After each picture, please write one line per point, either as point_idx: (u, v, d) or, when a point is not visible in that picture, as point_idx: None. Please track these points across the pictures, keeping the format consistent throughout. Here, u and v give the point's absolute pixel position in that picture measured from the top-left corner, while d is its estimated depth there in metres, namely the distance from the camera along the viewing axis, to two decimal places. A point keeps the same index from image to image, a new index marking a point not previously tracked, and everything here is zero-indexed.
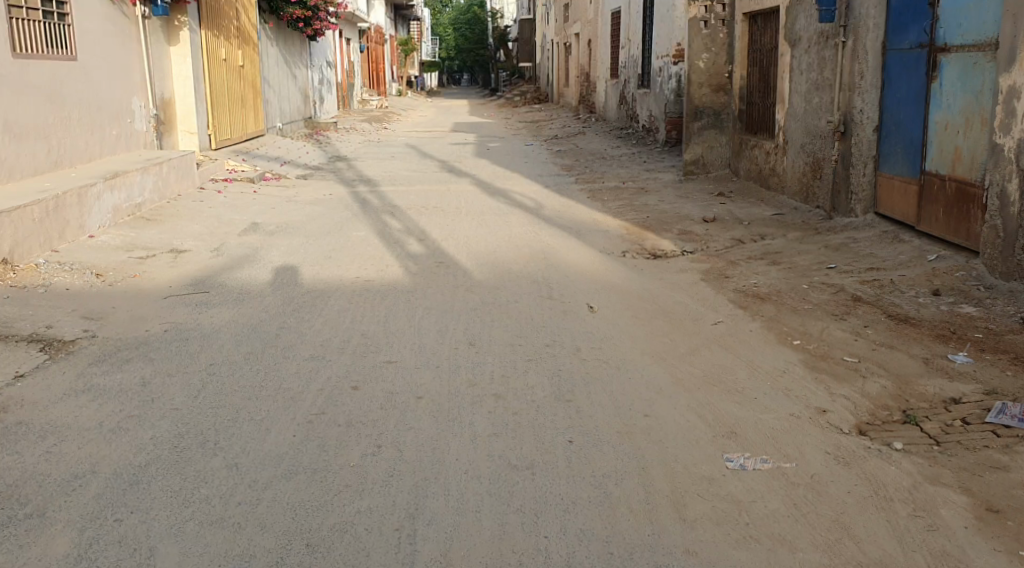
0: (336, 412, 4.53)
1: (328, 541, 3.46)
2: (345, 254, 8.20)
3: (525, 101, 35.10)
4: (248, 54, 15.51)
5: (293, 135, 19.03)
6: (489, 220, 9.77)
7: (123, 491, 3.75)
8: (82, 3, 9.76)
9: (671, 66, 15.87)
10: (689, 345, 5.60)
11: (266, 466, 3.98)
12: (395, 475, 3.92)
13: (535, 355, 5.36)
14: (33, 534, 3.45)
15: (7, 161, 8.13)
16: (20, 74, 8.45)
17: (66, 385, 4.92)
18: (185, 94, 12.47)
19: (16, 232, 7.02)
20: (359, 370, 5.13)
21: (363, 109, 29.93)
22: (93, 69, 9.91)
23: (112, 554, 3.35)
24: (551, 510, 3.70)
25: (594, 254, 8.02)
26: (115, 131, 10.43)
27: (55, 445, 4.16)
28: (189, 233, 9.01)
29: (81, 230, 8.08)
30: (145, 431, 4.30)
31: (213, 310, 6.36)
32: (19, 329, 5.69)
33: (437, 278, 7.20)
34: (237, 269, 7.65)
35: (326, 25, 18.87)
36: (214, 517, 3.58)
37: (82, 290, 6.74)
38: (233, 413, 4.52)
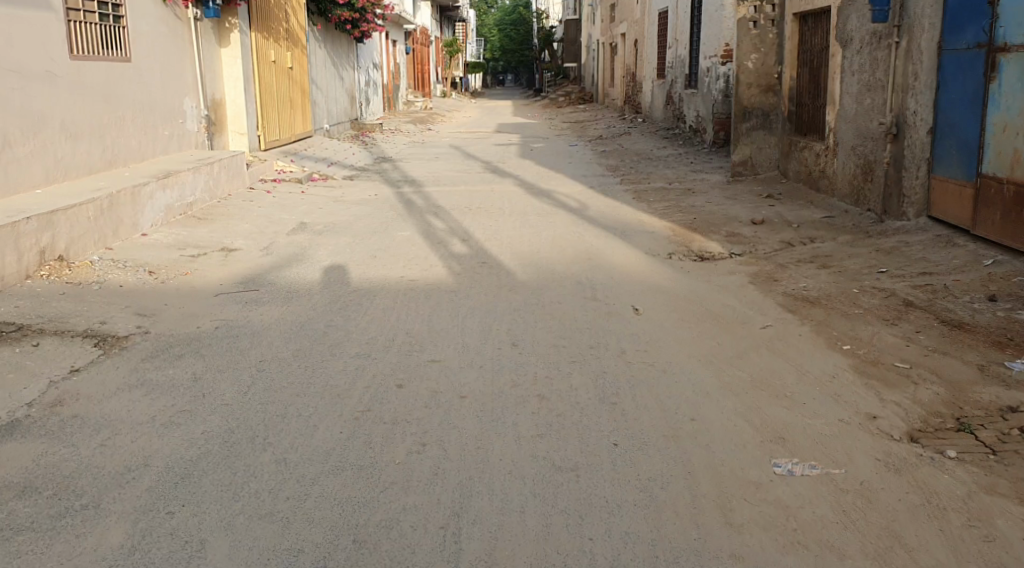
0: (381, 410, 4.56)
1: (375, 537, 3.48)
2: (392, 254, 8.26)
3: (569, 101, 35.09)
4: (296, 55, 15.70)
5: (338, 136, 19.20)
6: (535, 221, 9.77)
7: (175, 484, 3.81)
8: (136, 6, 9.91)
9: (719, 66, 15.79)
10: (737, 349, 5.54)
11: (314, 462, 4.01)
12: (440, 474, 3.93)
13: (580, 357, 5.34)
14: (89, 525, 3.50)
15: (64, 160, 8.34)
16: (76, 77, 8.62)
17: (121, 379, 5.01)
18: (236, 96, 12.68)
19: (72, 229, 7.18)
20: (404, 369, 5.14)
21: (410, 109, 30.15)
22: (146, 71, 10.09)
23: (163, 546, 3.39)
24: (597, 512, 3.68)
25: (641, 255, 7.99)
26: (166, 131, 10.63)
27: (109, 438, 4.24)
28: (239, 233, 9.12)
29: (134, 229, 8.24)
30: (198, 425, 4.38)
31: (263, 308, 6.44)
32: (75, 324, 5.82)
33: (482, 279, 7.20)
34: (285, 269, 7.72)
35: (372, 27, 19.11)
36: (264, 511, 3.62)
37: (135, 287, 6.86)
38: (282, 408, 4.57)
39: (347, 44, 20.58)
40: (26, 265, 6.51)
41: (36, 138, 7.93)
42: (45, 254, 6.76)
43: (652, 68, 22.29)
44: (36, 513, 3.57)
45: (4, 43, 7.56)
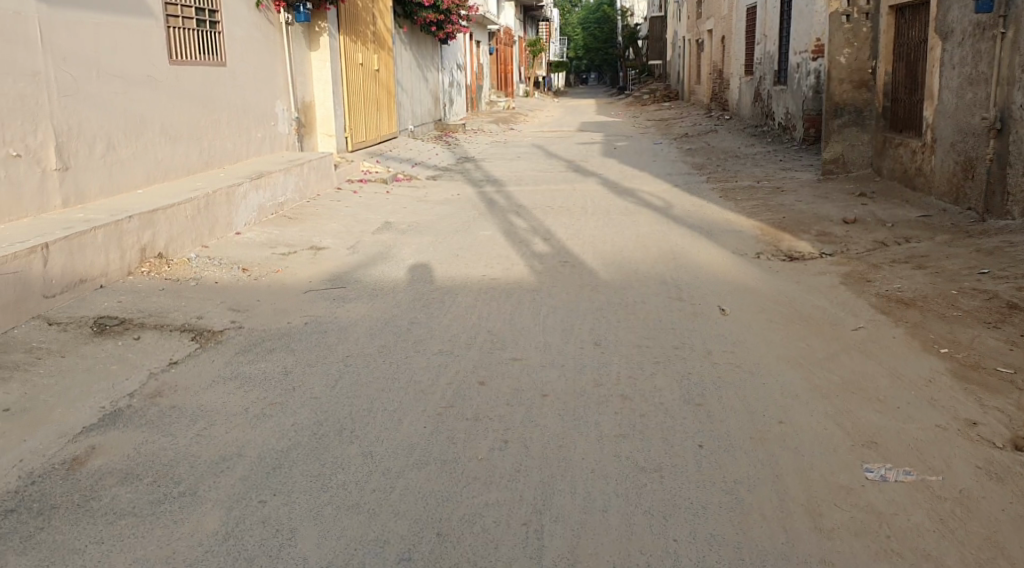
0: (464, 406, 4.60)
1: (459, 531, 3.52)
2: (475, 252, 8.33)
3: (653, 99, 34.81)
4: (383, 58, 15.95)
5: (423, 136, 19.43)
6: (618, 220, 9.71)
7: (266, 474, 3.91)
8: (231, 12, 10.21)
9: (810, 62, 15.46)
10: (827, 350, 5.42)
11: (399, 455, 4.07)
12: (523, 471, 3.95)
13: (665, 357, 5.30)
14: (185, 511, 3.62)
15: (163, 162, 8.64)
16: (175, 81, 8.92)
17: (215, 372, 5.18)
18: (325, 99, 12.96)
19: (171, 227, 7.44)
20: (487, 366, 5.17)
21: (493, 110, 30.32)
22: (240, 75, 10.38)
23: (256, 534, 3.48)
24: (682, 513, 3.65)
25: (727, 255, 7.88)
26: (259, 134, 10.93)
27: (205, 428, 4.39)
28: (327, 232, 9.32)
29: (228, 228, 8.50)
30: (287, 418, 4.49)
31: (349, 305, 6.56)
32: (173, 319, 6.03)
33: (565, 277, 7.21)
34: (371, 267, 7.86)
35: (457, 28, 19.29)
36: (350, 502, 3.69)
37: (229, 283, 7.07)
38: (368, 403, 4.65)
39: (432, 45, 20.81)
40: (128, 262, 6.77)
41: (137, 140, 8.23)
42: (145, 252, 7.02)
43: (740, 65, 21.95)
44: (136, 499, 3.71)
45: (109, 49, 7.86)
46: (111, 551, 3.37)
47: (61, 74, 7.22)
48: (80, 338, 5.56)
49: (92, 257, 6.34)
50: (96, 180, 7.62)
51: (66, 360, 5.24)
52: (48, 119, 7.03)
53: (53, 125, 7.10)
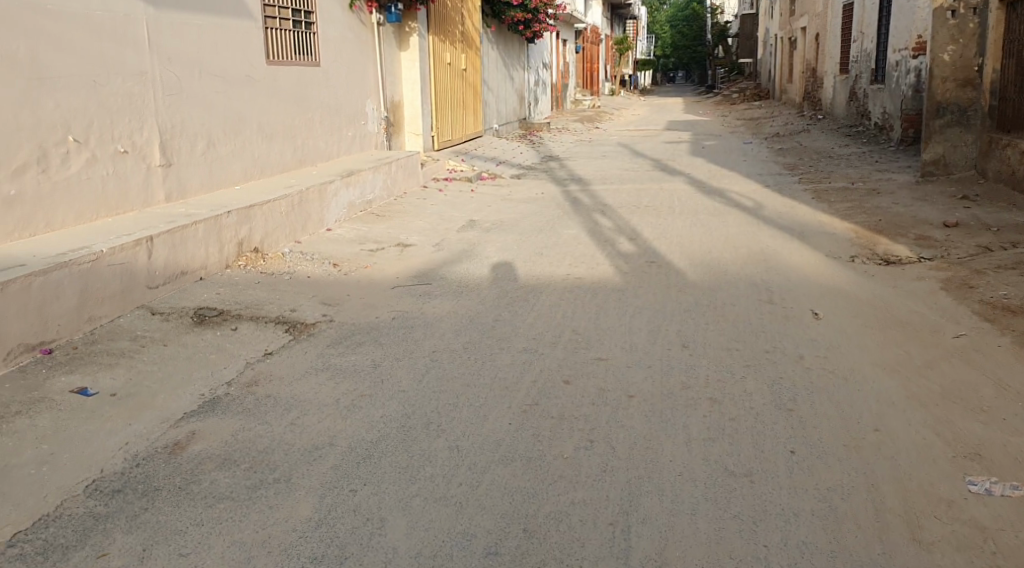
0: (549, 404, 4.61)
1: (545, 528, 3.53)
2: (561, 251, 8.33)
3: (743, 98, 34.25)
4: (470, 57, 16.07)
5: (508, 135, 19.51)
6: (706, 220, 9.59)
7: (356, 464, 3.99)
8: (326, 12, 10.42)
9: (910, 60, 15.00)
10: (925, 358, 5.26)
11: (485, 450, 4.11)
12: (609, 471, 3.94)
13: (755, 361, 5.21)
14: (280, 497, 3.72)
15: (259, 158, 8.88)
16: (271, 81, 9.15)
17: (307, 363, 5.30)
18: (413, 98, 13.13)
19: (267, 222, 7.65)
20: (572, 365, 5.17)
21: (578, 108, 30.25)
22: (333, 74, 10.59)
23: (347, 522, 3.56)
24: (773, 519, 3.59)
25: (818, 257, 7.71)
26: (350, 132, 11.13)
27: (298, 418, 4.50)
28: (414, 229, 9.44)
29: (320, 223, 8.70)
30: (376, 410, 4.57)
31: (435, 301, 6.64)
32: (267, 311, 6.19)
33: (651, 277, 7.15)
34: (457, 264, 7.93)
35: (544, 27, 19.30)
36: (438, 494, 3.74)
37: (321, 278, 7.23)
38: (454, 398, 4.70)
39: (518, 44, 20.88)
40: (226, 256, 6.98)
41: (235, 138, 8.48)
42: (242, 246, 7.23)
43: (835, 63, 21.44)
44: (234, 483, 3.83)
45: (211, 49, 8.09)
46: (210, 532, 3.49)
47: (166, 73, 7.47)
48: (181, 328, 5.76)
49: (193, 250, 6.55)
50: (196, 177, 7.87)
51: (168, 348, 5.44)
52: (153, 117, 7.29)
53: (157, 123, 7.36)
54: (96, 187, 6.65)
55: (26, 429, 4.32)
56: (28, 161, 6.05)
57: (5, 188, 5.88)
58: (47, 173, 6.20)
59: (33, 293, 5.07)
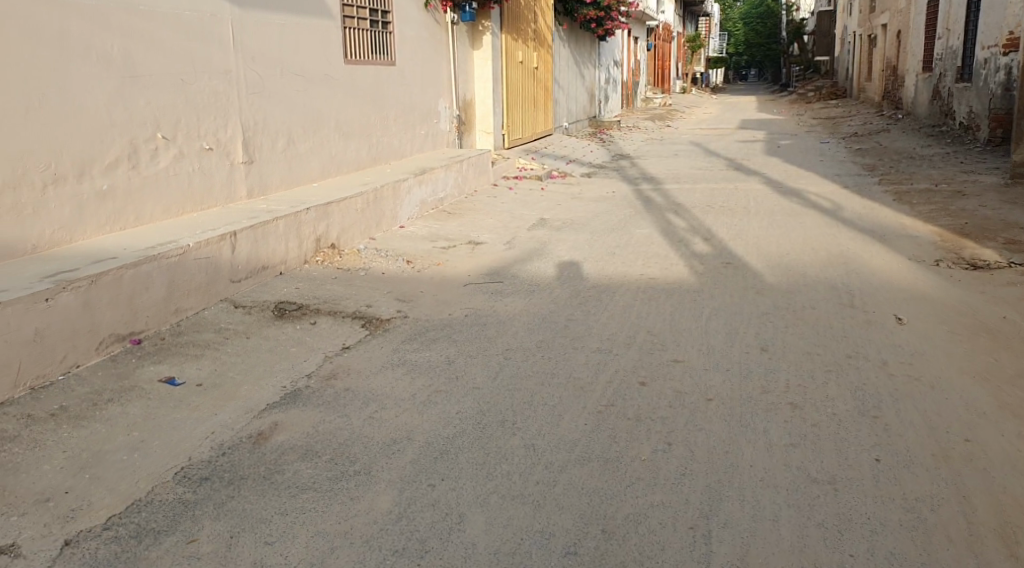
0: (626, 406, 4.60)
1: (624, 529, 3.53)
2: (633, 251, 8.29)
3: (819, 96, 33.59)
4: (542, 55, 16.08)
5: (578, 133, 19.47)
6: (782, 222, 9.45)
7: (434, 459, 4.04)
8: (402, 12, 10.53)
9: (1000, 58, 14.56)
10: (1016, 367, 5.11)
11: (562, 450, 4.12)
12: (688, 474, 3.92)
13: (836, 366, 5.12)
14: (361, 490, 3.79)
15: (335, 155, 9.03)
16: (349, 80, 9.29)
17: (384, 358, 5.38)
18: (485, 97, 13.21)
19: (343, 219, 7.78)
20: (647, 367, 5.15)
21: (649, 107, 30.04)
22: (408, 73, 10.70)
23: (426, 516, 3.61)
24: (858, 528, 3.54)
25: (900, 261, 7.54)
26: (423, 130, 11.24)
27: (376, 412, 4.57)
28: (485, 227, 9.50)
29: (393, 221, 8.82)
30: (452, 406, 4.62)
31: (508, 299, 6.68)
32: (344, 306, 6.30)
33: (726, 279, 7.08)
34: (528, 262, 7.96)
35: (616, 24, 19.21)
36: (516, 492, 3.77)
37: (395, 274, 7.32)
38: (529, 396, 4.72)
39: (590, 42, 20.81)
40: (305, 252, 7.12)
41: (313, 136, 8.63)
42: (320, 242, 7.36)
43: (918, 62, 20.90)
44: (316, 475, 3.91)
45: (292, 49, 8.25)
46: (294, 522, 3.57)
47: (250, 72, 7.65)
48: (262, 321, 5.89)
49: (274, 246, 6.70)
50: (276, 174, 8.04)
51: (250, 341, 5.58)
52: (237, 115, 7.47)
53: (241, 120, 7.54)
54: (182, 183, 6.84)
55: (117, 416, 4.48)
56: (120, 156, 6.25)
57: (98, 183, 6.08)
58: (137, 169, 6.40)
59: (126, 285, 5.23)
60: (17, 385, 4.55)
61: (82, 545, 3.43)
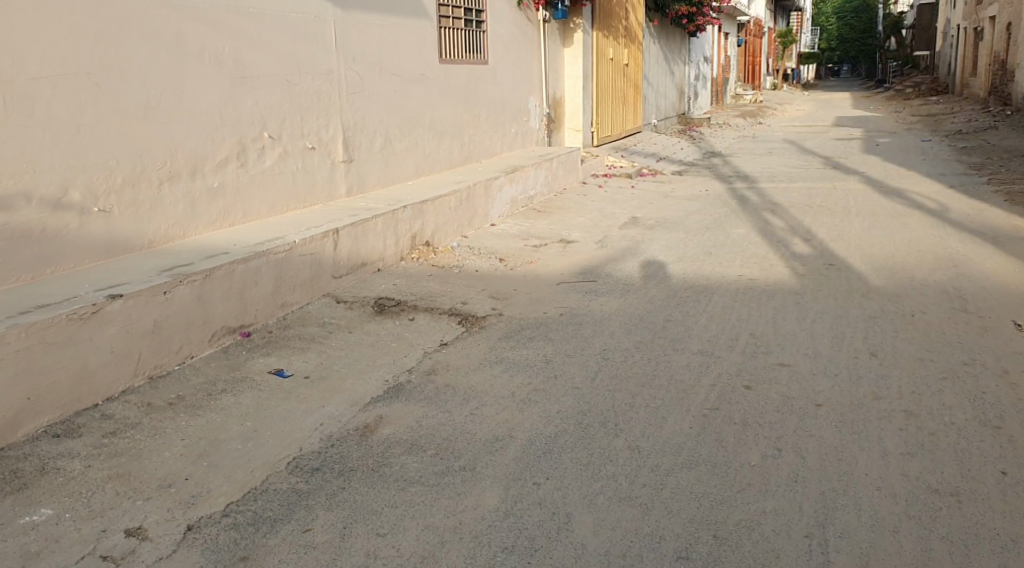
0: (731, 409, 4.55)
1: (736, 536, 3.50)
2: (729, 251, 8.18)
3: (918, 92, 32.56)
4: (633, 52, 15.98)
5: (667, 131, 19.29)
6: (885, 222, 9.20)
7: (538, 458, 4.07)
8: (496, 11, 10.59)
9: None
10: None
11: (667, 453, 4.10)
12: (801, 481, 3.86)
13: (951, 374, 4.97)
14: (468, 486, 3.84)
15: (429, 154, 9.15)
16: (443, 79, 9.39)
17: (482, 355, 5.43)
18: (575, 94, 13.20)
19: (437, 218, 7.88)
20: (752, 370, 5.08)
21: (739, 104, 29.58)
22: (500, 71, 10.77)
23: (534, 515, 3.63)
24: (985, 544, 3.44)
25: (1013, 264, 7.26)
26: (514, 128, 11.30)
27: (477, 409, 4.62)
28: (576, 225, 9.50)
29: (484, 219, 8.90)
30: (553, 405, 4.64)
31: (603, 299, 6.67)
32: (441, 303, 6.38)
33: (828, 281, 6.93)
34: (621, 261, 7.93)
35: (706, 20, 19.01)
36: (623, 494, 3.76)
37: (489, 272, 7.38)
38: (630, 398, 4.71)
39: (680, 39, 20.59)
40: (401, 249, 7.24)
41: (409, 134, 8.76)
42: (415, 239, 7.47)
43: None
44: (423, 469, 3.98)
45: (390, 49, 8.38)
46: (404, 516, 3.64)
47: (350, 73, 7.80)
48: (363, 316, 6.02)
49: (373, 243, 6.83)
50: (374, 172, 8.19)
51: (352, 336, 5.70)
52: (338, 115, 7.63)
53: (341, 120, 7.69)
54: (286, 181, 7.03)
55: (231, 407, 4.64)
56: (229, 155, 6.45)
57: (209, 180, 6.29)
58: (245, 167, 6.60)
59: (236, 280, 5.40)
60: (138, 374, 4.72)
61: (203, 530, 3.57)
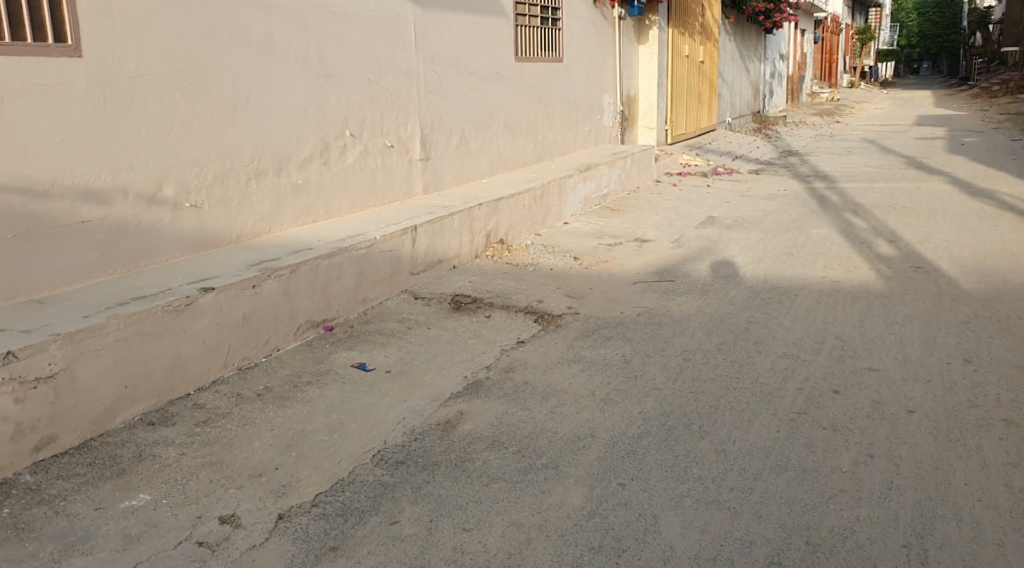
0: (819, 414, 4.47)
1: (830, 543, 3.44)
2: (810, 252, 8.04)
3: (1005, 90, 31.54)
4: (708, 49, 15.79)
5: (741, 129, 19.03)
6: (973, 224, 8.94)
7: (622, 458, 4.06)
8: (572, 9, 10.57)
9: None
10: None
11: (754, 457, 4.05)
12: (896, 489, 3.77)
13: None
14: (552, 484, 3.85)
15: (503, 152, 9.19)
16: (519, 76, 9.41)
17: (559, 354, 5.44)
18: (649, 92, 13.11)
19: (512, 216, 7.91)
20: (839, 374, 4.99)
21: (815, 102, 29.03)
22: (574, 69, 10.75)
23: (620, 515, 3.63)
24: None
25: None
26: (587, 126, 11.28)
27: (557, 407, 4.63)
28: (651, 224, 9.43)
29: (558, 217, 8.91)
30: (635, 406, 4.62)
31: (682, 299, 6.61)
32: (517, 301, 6.40)
33: (915, 284, 6.76)
34: (698, 261, 7.85)
35: (784, 17, 18.69)
36: (710, 497, 3.73)
37: (563, 270, 7.37)
38: (714, 400, 4.66)
39: (756, 36, 20.29)
40: (476, 246, 7.29)
41: (485, 132, 8.81)
42: (490, 237, 7.51)
43: None
44: (506, 465, 4.00)
45: (467, 47, 8.43)
46: (489, 512, 3.66)
47: (429, 71, 7.87)
48: (441, 313, 6.08)
49: (450, 240, 6.88)
50: (450, 170, 8.26)
51: (431, 331, 5.76)
52: (417, 113, 7.71)
53: (419, 118, 7.77)
54: (366, 177, 7.13)
55: (316, 398, 4.73)
56: (313, 152, 6.57)
57: (294, 177, 6.41)
58: (327, 164, 6.71)
59: (321, 275, 5.49)
60: (227, 364, 4.85)
61: (293, 519, 3.64)
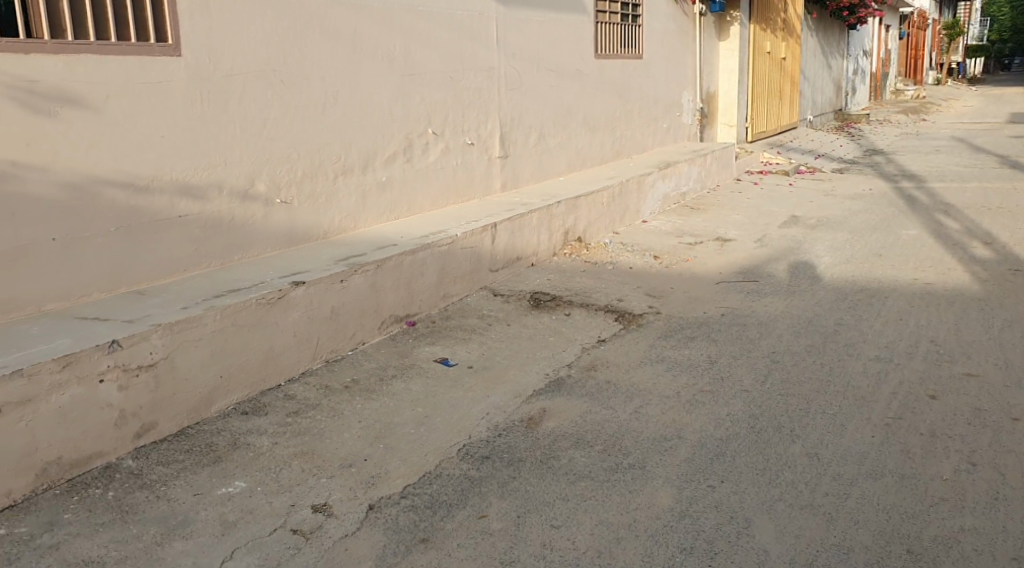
0: (915, 420, 4.35)
1: (932, 552, 3.35)
2: (900, 253, 7.83)
3: None
4: (790, 46, 15.50)
5: (823, 127, 18.63)
6: None
7: (710, 460, 4.01)
8: (653, 5, 10.49)
9: None
10: None
11: (848, 462, 3.97)
12: (1001, 499, 3.65)
13: None
14: (640, 484, 3.83)
15: (582, 150, 9.17)
16: (599, 74, 9.38)
17: (642, 353, 5.40)
18: (730, 89, 12.92)
19: (591, 214, 7.89)
20: (935, 380, 4.84)
21: (899, 100, 28.28)
22: (654, 66, 10.66)
23: (712, 517, 3.59)
24: None
25: None
26: (666, 124, 11.18)
27: (641, 407, 4.60)
28: (732, 223, 9.30)
29: (637, 215, 8.85)
30: (722, 407, 4.56)
31: (767, 299, 6.50)
32: (598, 299, 6.38)
33: (1013, 288, 6.53)
34: (781, 261, 7.72)
35: (869, 12, 18.23)
36: (804, 502, 3.67)
37: (642, 269, 7.32)
38: (804, 403, 4.57)
39: (839, 32, 19.85)
40: (555, 244, 7.29)
41: (564, 129, 8.80)
42: (568, 235, 7.51)
43: None
44: (592, 464, 4.00)
45: (548, 44, 8.43)
46: (577, 509, 3.66)
47: (510, 69, 7.90)
48: (522, 310, 6.09)
49: (529, 238, 6.90)
50: (529, 167, 8.27)
51: (512, 328, 5.78)
52: (497, 111, 7.75)
53: (500, 116, 7.80)
54: (448, 175, 7.19)
55: (402, 392, 4.79)
56: (397, 150, 6.65)
57: (379, 174, 6.50)
58: (411, 162, 6.78)
59: (405, 270, 5.56)
60: (316, 357, 4.95)
61: (383, 510, 3.70)
